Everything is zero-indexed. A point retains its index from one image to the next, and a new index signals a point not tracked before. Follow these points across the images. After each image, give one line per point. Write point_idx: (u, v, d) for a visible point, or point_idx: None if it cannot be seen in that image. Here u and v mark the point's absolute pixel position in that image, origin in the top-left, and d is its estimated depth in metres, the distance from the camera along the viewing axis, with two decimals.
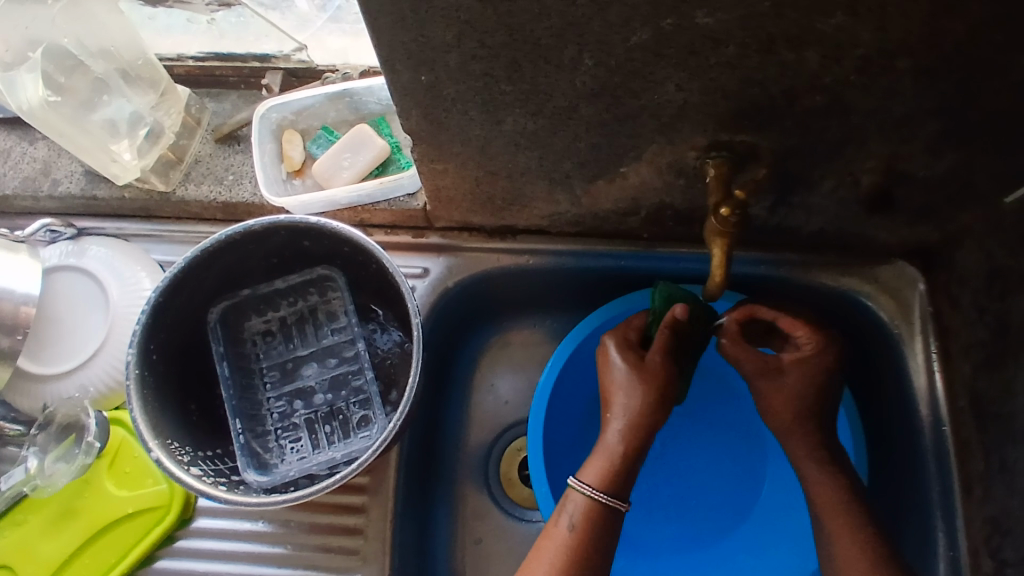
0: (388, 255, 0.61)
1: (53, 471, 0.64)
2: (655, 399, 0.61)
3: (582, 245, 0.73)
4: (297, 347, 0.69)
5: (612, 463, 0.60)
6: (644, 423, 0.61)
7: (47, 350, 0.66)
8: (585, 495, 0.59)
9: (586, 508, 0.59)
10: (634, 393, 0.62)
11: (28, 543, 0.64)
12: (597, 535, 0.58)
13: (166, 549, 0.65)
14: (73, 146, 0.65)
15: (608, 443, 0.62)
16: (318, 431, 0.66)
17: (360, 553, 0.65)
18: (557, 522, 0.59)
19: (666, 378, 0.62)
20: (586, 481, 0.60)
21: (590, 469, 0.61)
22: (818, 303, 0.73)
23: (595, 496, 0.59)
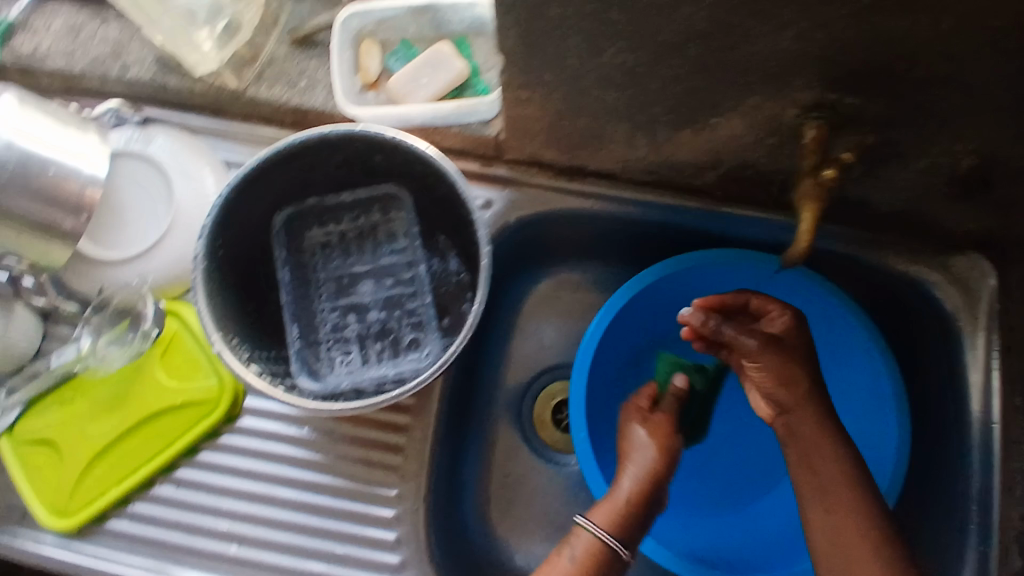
0: (466, 183, 0.59)
1: (106, 354, 0.65)
2: (662, 454, 0.64)
3: (651, 196, 0.71)
4: (354, 263, 0.69)
5: (622, 505, 0.62)
6: (652, 474, 0.63)
7: (108, 235, 0.66)
8: (591, 534, 0.60)
9: (590, 542, 0.60)
10: (644, 451, 0.65)
11: (76, 421, 0.65)
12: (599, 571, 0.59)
13: (210, 443, 0.66)
14: (156, 30, 0.65)
15: (620, 485, 0.63)
16: (369, 347, 0.67)
17: (398, 471, 0.66)
18: (559, 554, 0.60)
19: (672, 437, 0.66)
20: (595, 519, 0.61)
21: (598, 510, 0.62)
22: (882, 283, 0.72)
23: (602, 535, 0.60)
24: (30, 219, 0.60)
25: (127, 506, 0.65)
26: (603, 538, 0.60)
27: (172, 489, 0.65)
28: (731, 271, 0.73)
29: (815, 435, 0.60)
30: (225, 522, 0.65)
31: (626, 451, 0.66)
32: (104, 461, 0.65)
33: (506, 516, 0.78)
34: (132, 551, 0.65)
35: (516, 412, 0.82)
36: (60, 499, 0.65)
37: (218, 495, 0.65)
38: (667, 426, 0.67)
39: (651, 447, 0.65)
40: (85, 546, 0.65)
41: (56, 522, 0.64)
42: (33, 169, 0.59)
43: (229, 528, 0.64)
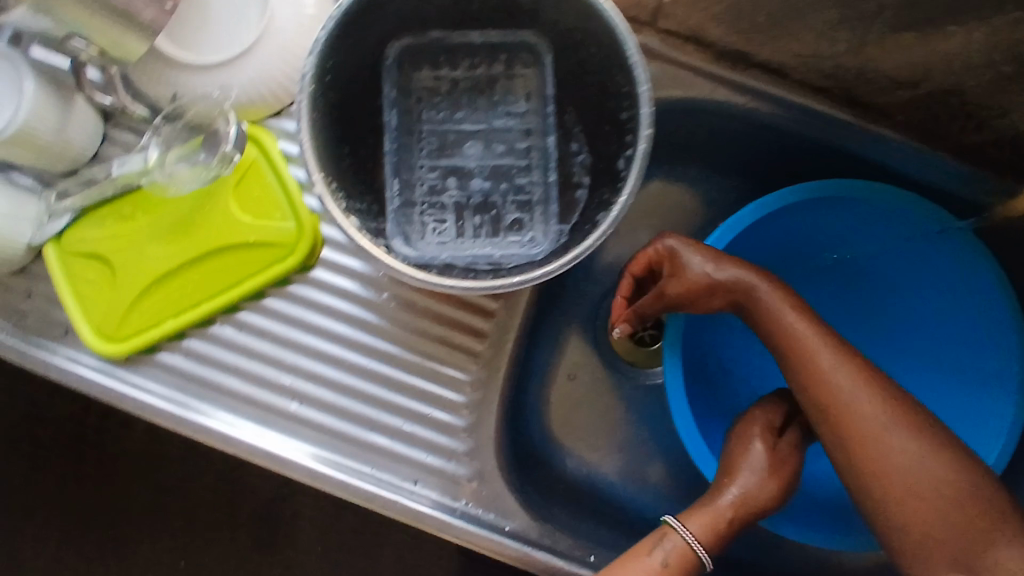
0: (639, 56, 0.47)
1: (174, 172, 0.57)
2: (779, 491, 0.58)
3: (814, 103, 0.61)
4: (463, 120, 0.60)
5: (719, 517, 0.57)
6: (760, 503, 0.58)
7: (187, 32, 0.55)
8: (681, 539, 0.57)
9: (681, 549, 0.57)
10: (762, 478, 0.58)
11: (133, 240, 0.59)
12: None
13: (278, 291, 0.60)
14: None
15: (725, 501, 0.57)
16: (467, 219, 0.59)
17: (478, 357, 0.61)
18: (647, 552, 0.57)
19: (792, 473, 0.59)
20: (690, 528, 0.57)
21: (694, 514, 0.58)
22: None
23: (691, 544, 0.56)
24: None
25: (182, 341, 0.60)
26: (693, 546, 0.56)
27: (232, 332, 0.60)
28: (885, 211, 0.64)
29: (818, 372, 0.54)
30: (287, 377, 0.60)
31: (736, 460, 0.59)
32: (161, 289, 0.59)
33: (565, 419, 0.74)
34: (181, 389, 0.59)
35: (593, 315, 0.76)
36: (108, 321, 0.58)
37: (282, 347, 0.60)
38: (791, 458, 0.60)
39: (770, 476, 0.58)
40: (131, 376, 0.59)
41: (100, 346, 0.58)
42: None
43: (290, 384, 0.60)
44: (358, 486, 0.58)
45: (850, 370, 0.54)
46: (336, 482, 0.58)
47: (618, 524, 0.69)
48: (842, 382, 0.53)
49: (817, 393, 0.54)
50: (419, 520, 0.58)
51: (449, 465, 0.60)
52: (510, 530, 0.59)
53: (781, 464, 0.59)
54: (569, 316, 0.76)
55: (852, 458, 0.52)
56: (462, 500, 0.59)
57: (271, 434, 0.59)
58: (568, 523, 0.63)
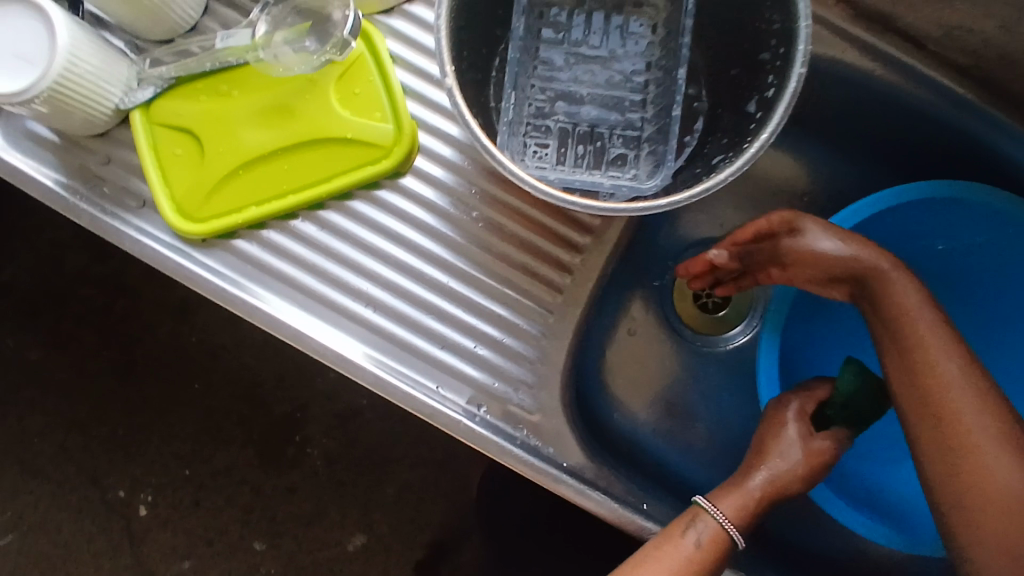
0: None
1: (280, 54, 0.55)
2: (805, 478, 0.55)
3: (948, 79, 0.59)
4: (584, 43, 0.57)
5: (749, 496, 0.55)
6: (785, 489, 0.56)
7: None
8: (713, 518, 0.53)
9: (715, 529, 0.53)
10: (790, 464, 0.55)
11: (225, 117, 0.56)
12: (713, 564, 0.52)
13: (367, 194, 0.58)
14: None
15: (752, 488, 0.55)
16: (569, 147, 0.57)
17: (560, 291, 0.60)
18: (681, 533, 0.53)
19: (824, 464, 0.56)
20: (723, 510, 0.54)
21: (724, 497, 0.55)
22: None
23: (723, 522, 0.53)
24: None
25: (261, 231, 0.58)
26: (725, 527, 0.53)
27: (313, 231, 0.58)
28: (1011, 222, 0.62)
29: (947, 388, 0.51)
30: (365, 283, 0.58)
31: (770, 445, 0.56)
32: (247, 173, 0.56)
33: (620, 373, 0.72)
34: (253, 279, 0.58)
35: (660, 275, 0.74)
36: (191, 200, 0.56)
37: (363, 252, 0.58)
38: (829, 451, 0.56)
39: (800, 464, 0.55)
40: (205, 259, 0.58)
41: (180, 223, 0.56)
42: None
43: (366, 290, 0.58)
44: (424, 402, 0.56)
45: (963, 365, 0.52)
46: (403, 395, 0.56)
47: (666, 483, 0.67)
48: (952, 392, 0.51)
49: (922, 397, 0.52)
50: (483, 446, 0.56)
51: (513, 393, 0.58)
52: (568, 466, 0.58)
53: (813, 451, 0.56)
54: (642, 272, 0.73)
55: (947, 468, 0.51)
56: (523, 430, 0.58)
57: (341, 336, 0.57)
58: (621, 471, 0.62)
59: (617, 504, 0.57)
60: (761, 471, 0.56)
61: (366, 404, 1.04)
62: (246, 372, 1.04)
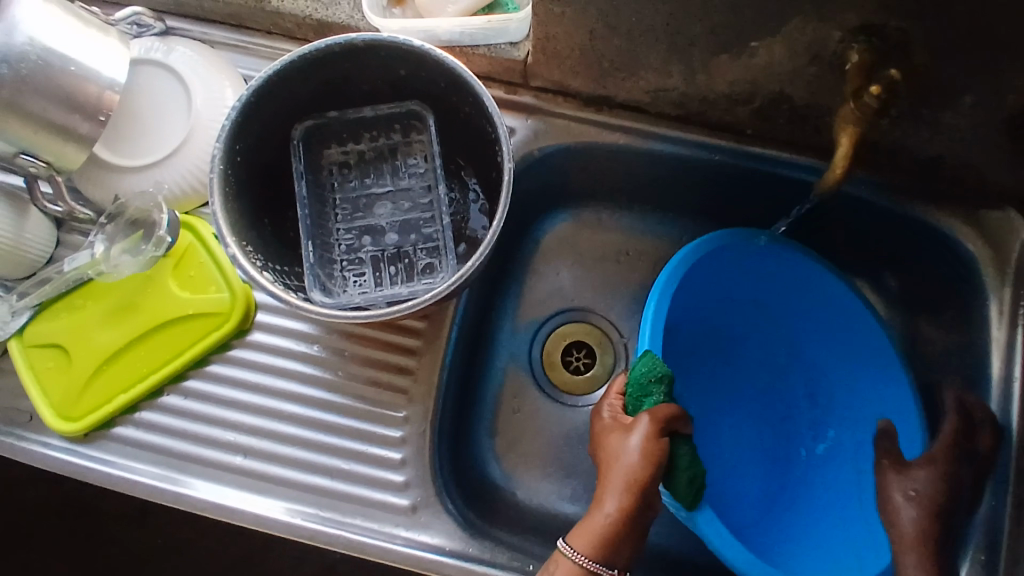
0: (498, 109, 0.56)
1: (118, 263, 0.64)
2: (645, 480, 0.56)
3: (679, 131, 0.69)
4: (372, 184, 0.67)
5: (604, 530, 0.56)
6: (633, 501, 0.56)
7: (124, 143, 0.65)
8: (572, 564, 0.55)
9: (572, 568, 0.55)
10: (625, 472, 0.57)
11: (93, 325, 0.65)
12: None
13: (220, 356, 0.66)
14: None
15: (609, 513, 0.56)
16: (383, 270, 0.65)
17: (407, 394, 0.66)
18: None
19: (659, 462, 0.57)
20: (582, 552, 0.55)
21: (577, 534, 0.56)
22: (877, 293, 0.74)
23: (583, 563, 0.55)
24: (49, 121, 0.59)
25: (133, 414, 0.65)
26: (585, 564, 0.55)
27: (179, 400, 0.65)
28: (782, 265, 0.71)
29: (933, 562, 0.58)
30: (232, 434, 0.64)
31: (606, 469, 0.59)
32: (113, 367, 0.64)
33: (510, 452, 0.76)
34: (180, 469, 0.64)
35: (526, 354, 0.80)
36: (68, 404, 0.64)
37: (225, 407, 0.65)
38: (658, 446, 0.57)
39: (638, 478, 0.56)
40: (99, 454, 0.64)
41: (60, 424, 0.64)
42: (55, 65, 0.58)
43: (235, 440, 0.64)
44: (304, 525, 0.62)
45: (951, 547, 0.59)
46: (285, 525, 0.62)
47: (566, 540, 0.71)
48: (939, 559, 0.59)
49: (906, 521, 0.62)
50: (363, 550, 0.61)
51: (389, 496, 0.63)
52: (451, 550, 0.62)
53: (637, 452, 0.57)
54: (503, 354, 0.80)
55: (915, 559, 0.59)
56: (402, 527, 0.63)
57: (219, 488, 0.63)
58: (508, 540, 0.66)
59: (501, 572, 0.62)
60: (608, 496, 0.57)
61: (338, 557, 1.02)
62: (208, 561, 1.02)
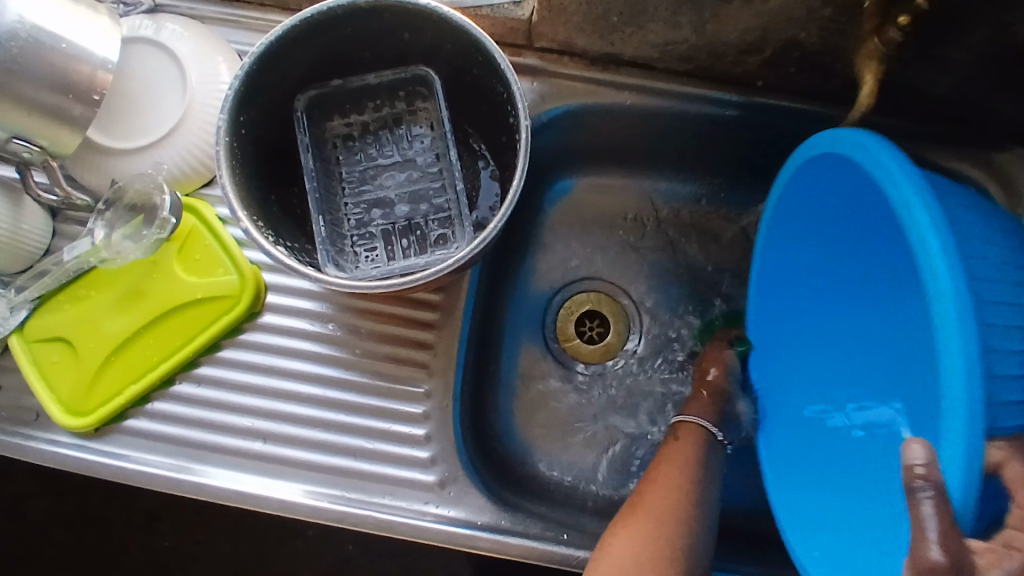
0: (510, 67, 0.54)
1: (121, 249, 0.61)
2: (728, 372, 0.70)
3: (688, 86, 0.68)
4: (378, 155, 0.65)
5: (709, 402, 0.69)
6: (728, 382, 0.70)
7: (119, 124, 0.63)
8: (698, 426, 0.67)
9: (696, 427, 0.67)
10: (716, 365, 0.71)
11: (95, 315, 0.63)
12: (705, 454, 0.65)
13: (232, 340, 0.63)
14: None
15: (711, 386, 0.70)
16: (395, 243, 0.63)
17: (427, 368, 0.64)
18: (677, 438, 0.67)
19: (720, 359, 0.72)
20: (703, 415, 0.67)
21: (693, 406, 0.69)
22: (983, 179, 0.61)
23: (701, 423, 0.67)
24: (39, 103, 0.56)
25: (146, 405, 0.63)
26: (705, 424, 0.67)
27: (191, 388, 0.63)
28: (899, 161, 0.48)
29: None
30: (249, 419, 0.62)
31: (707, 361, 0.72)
32: (121, 357, 0.62)
33: (531, 424, 0.75)
34: (196, 458, 0.62)
35: (542, 325, 0.79)
36: (76, 398, 0.62)
37: (239, 393, 0.63)
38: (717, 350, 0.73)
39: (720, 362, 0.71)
40: (112, 447, 0.62)
41: (69, 421, 0.61)
42: (46, 43, 0.55)
43: (253, 425, 0.62)
44: (331, 508, 0.60)
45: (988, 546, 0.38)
46: (310, 509, 0.60)
47: (594, 509, 0.70)
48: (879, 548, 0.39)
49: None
50: (393, 529, 0.60)
51: (415, 473, 0.62)
52: (483, 523, 0.61)
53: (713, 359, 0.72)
54: (519, 327, 0.78)
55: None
56: (432, 504, 0.61)
57: (239, 475, 0.61)
58: (537, 510, 0.65)
59: (534, 541, 0.61)
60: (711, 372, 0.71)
61: (354, 547, 1.00)
62: (222, 559, 1.00)
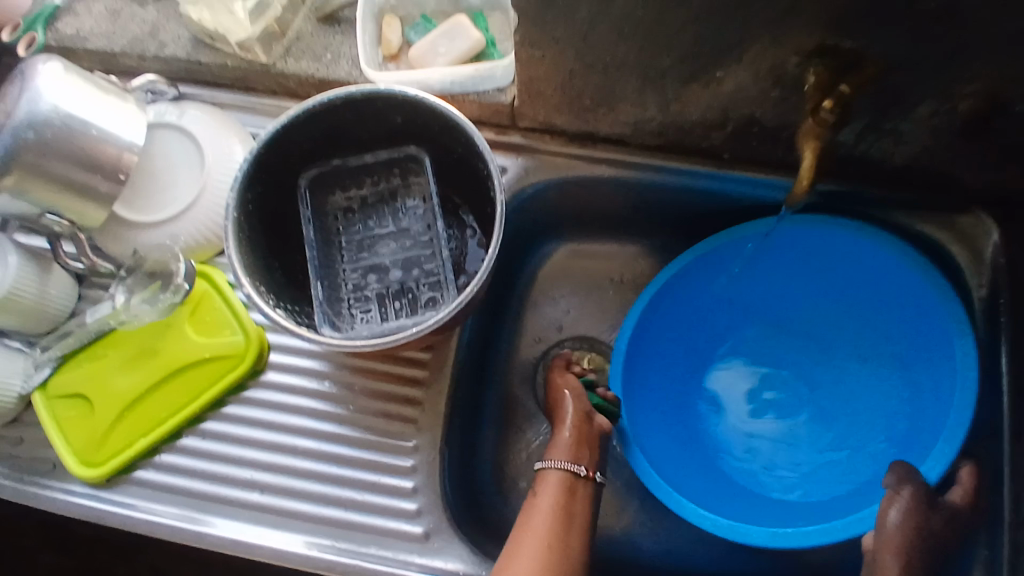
0: (489, 148, 0.60)
1: (138, 312, 0.68)
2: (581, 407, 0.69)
3: (660, 160, 0.73)
4: (374, 226, 0.71)
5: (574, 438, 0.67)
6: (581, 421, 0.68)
7: (141, 199, 0.70)
8: (559, 471, 0.65)
9: (560, 476, 0.65)
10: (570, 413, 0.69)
11: (111, 374, 0.68)
12: (571, 501, 0.64)
13: (236, 397, 0.68)
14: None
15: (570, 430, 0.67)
16: (388, 306, 0.68)
17: (416, 423, 0.68)
18: (539, 493, 0.65)
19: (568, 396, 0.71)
20: (565, 458, 0.66)
21: (556, 450, 0.67)
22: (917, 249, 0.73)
23: (568, 467, 0.65)
24: (68, 178, 0.63)
25: (154, 457, 0.67)
26: (570, 467, 0.65)
27: (196, 441, 0.67)
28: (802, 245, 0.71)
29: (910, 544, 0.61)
30: (248, 471, 0.66)
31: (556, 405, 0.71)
32: (133, 412, 0.67)
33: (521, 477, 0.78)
34: (199, 508, 0.66)
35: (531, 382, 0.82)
36: (89, 450, 0.67)
37: (241, 446, 0.67)
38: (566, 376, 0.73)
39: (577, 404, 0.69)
40: (120, 498, 0.66)
41: (83, 471, 0.66)
42: (77, 128, 0.62)
43: (252, 477, 0.66)
44: (322, 557, 0.63)
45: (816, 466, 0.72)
46: (303, 558, 0.64)
47: None
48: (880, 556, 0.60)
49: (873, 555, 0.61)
50: None
51: (402, 524, 0.65)
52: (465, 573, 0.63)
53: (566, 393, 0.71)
54: (509, 383, 0.82)
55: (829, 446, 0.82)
56: (417, 554, 0.64)
57: (237, 525, 0.65)
58: None
59: None
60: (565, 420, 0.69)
61: None
62: None
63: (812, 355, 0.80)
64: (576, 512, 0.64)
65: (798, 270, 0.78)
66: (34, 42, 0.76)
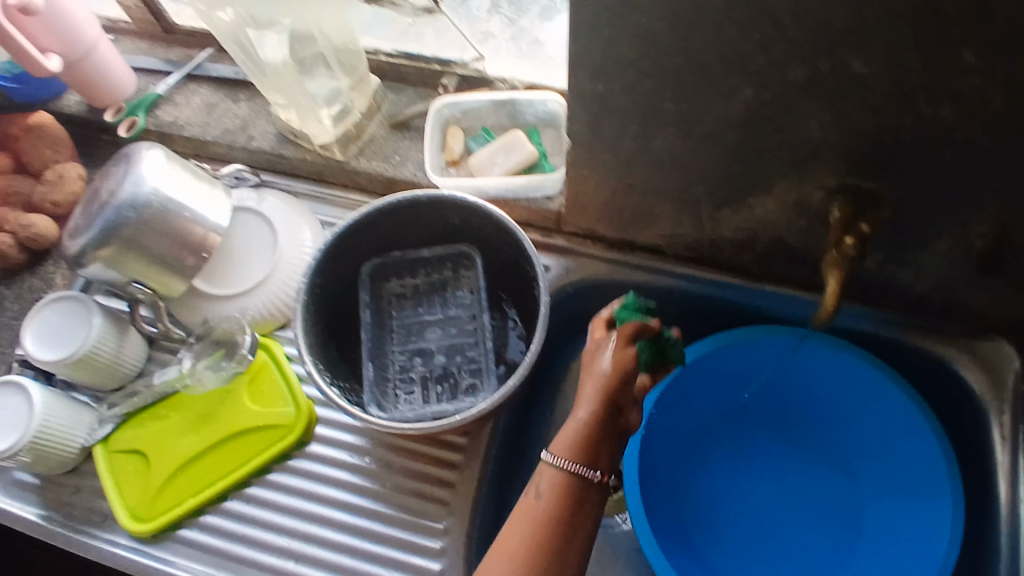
0: (537, 252, 0.66)
1: (202, 377, 0.74)
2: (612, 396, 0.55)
3: (693, 270, 0.78)
4: (424, 312, 0.77)
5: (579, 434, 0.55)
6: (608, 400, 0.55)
7: (218, 274, 0.77)
8: (561, 471, 0.54)
9: (557, 480, 0.54)
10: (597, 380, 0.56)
11: (171, 434, 0.73)
12: (568, 507, 0.53)
13: (281, 465, 0.72)
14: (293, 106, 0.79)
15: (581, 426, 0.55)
16: (430, 389, 0.73)
17: (447, 505, 0.71)
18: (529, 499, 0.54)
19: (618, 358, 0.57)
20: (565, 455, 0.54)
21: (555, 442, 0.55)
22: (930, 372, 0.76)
23: (568, 468, 0.53)
24: (157, 253, 0.71)
25: (199, 517, 0.71)
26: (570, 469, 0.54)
27: (240, 505, 0.71)
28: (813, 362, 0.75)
29: None
30: (284, 539, 0.69)
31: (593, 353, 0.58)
32: (186, 472, 0.72)
33: None
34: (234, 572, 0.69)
35: None
36: (142, 505, 0.71)
37: (281, 514, 0.70)
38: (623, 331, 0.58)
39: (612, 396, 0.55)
40: (163, 555, 0.70)
41: (133, 524, 0.70)
42: (172, 210, 0.70)
43: (287, 545, 0.69)
44: None
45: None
46: None
47: None
48: None
49: None
50: None
51: None
52: None
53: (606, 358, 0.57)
54: None
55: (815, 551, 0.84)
56: None
57: None
58: None
59: None
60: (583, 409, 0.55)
61: None
62: None
63: (812, 464, 0.82)
64: (572, 531, 0.52)
65: (792, 381, 0.80)
66: (134, 125, 0.88)
